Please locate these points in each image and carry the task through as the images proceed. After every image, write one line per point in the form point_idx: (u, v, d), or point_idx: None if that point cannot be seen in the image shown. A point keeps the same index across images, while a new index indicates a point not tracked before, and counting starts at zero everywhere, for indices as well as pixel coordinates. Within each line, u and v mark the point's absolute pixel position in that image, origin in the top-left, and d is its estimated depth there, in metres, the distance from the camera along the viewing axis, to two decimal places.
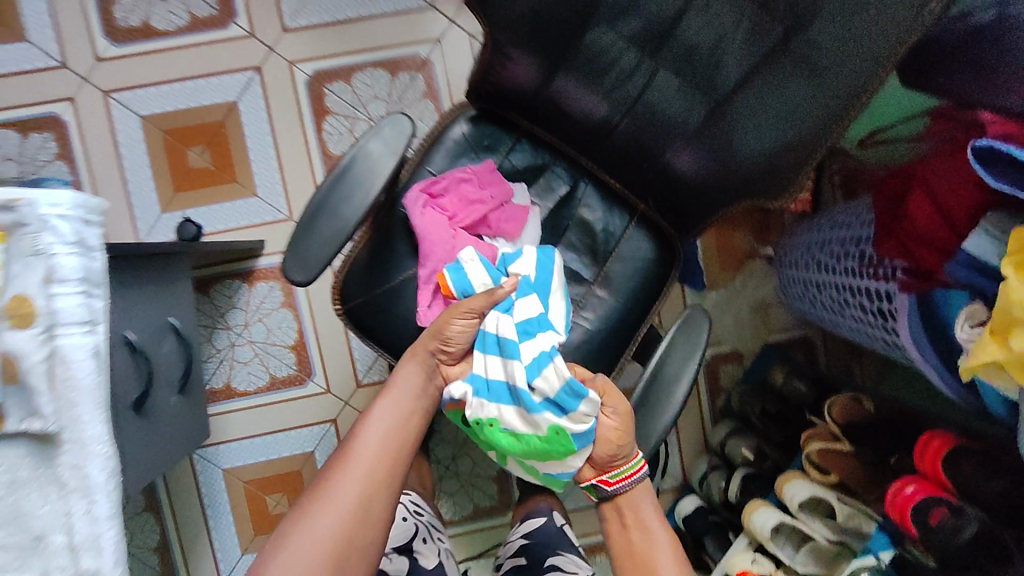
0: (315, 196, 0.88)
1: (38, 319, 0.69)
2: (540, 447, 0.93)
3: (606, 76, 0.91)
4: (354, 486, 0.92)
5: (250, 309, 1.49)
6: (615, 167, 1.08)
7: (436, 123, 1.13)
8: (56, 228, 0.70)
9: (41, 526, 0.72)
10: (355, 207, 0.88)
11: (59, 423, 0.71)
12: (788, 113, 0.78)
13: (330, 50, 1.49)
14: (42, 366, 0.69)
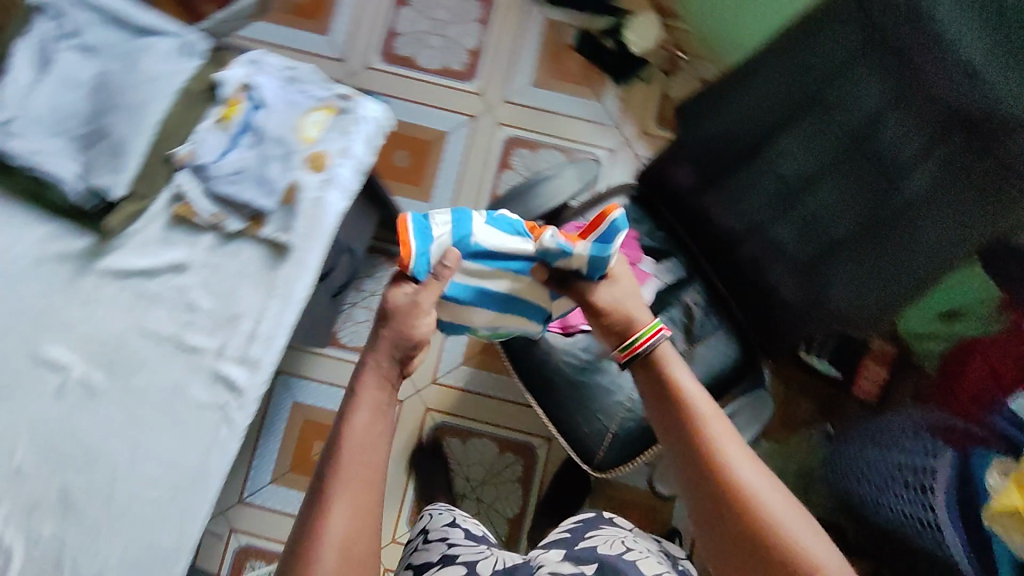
0: (504, 199, 1.18)
1: (323, 172, 1.00)
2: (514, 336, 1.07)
3: (744, 200, 1.20)
4: (355, 469, 0.78)
5: (381, 283, 1.74)
6: (731, 273, 1.34)
7: (605, 190, 1.42)
8: (362, 126, 1.03)
9: (243, 309, 0.99)
10: (541, 207, 1.18)
11: (295, 245, 0.98)
12: (885, 259, 1.06)
13: (529, 128, 1.86)
14: (309, 201, 0.98)
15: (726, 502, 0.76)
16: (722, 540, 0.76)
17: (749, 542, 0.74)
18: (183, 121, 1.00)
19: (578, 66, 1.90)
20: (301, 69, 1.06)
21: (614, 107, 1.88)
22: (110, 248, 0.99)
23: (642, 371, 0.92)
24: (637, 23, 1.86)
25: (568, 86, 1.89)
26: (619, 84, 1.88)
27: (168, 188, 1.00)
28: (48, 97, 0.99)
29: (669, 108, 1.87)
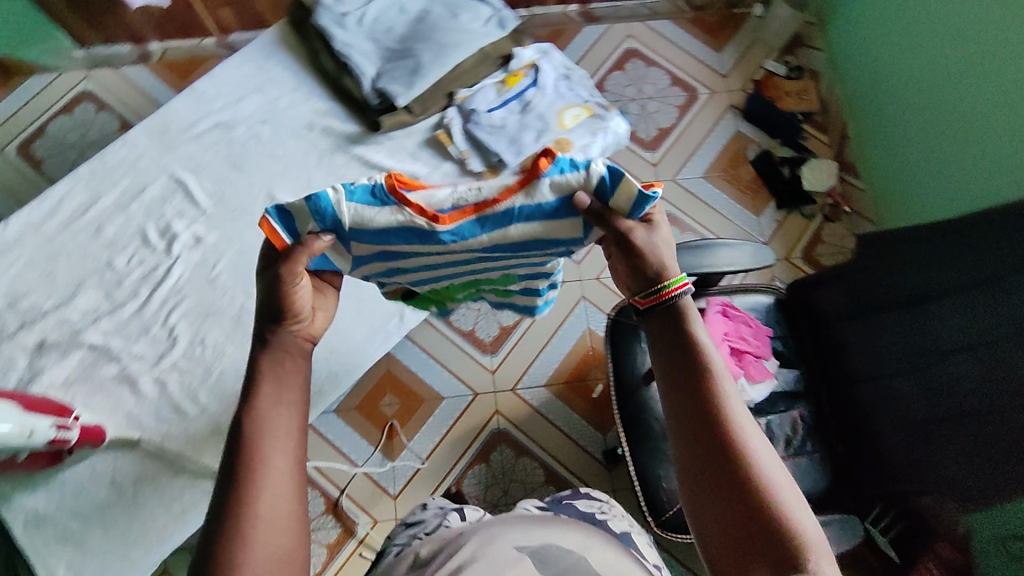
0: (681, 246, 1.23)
1: (564, 154, 1.12)
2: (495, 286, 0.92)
3: (882, 343, 1.30)
4: (281, 446, 0.63)
5: None
6: (846, 413, 1.32)
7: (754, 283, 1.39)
8: (608, 134, 1.16)
9: None
10: (719, 262, 1.20)
11: None
12: (988, 445, 1.03)
13: (686, 210, 1.97)
14: None
15: (723, 458, 0.64)
16: (712, 498, 0.64)
17: (747, 501, 0.62)
18: (471, 70, 1.18)
19: (750, 177, 2.01)
20: (578, 73, 1.22)
21: (768, 225, 1.96)
22: (368, 140, 1.15)
23: (661, 318, 0.70)
24: (812, 165, 1.99)
25: (734, 189, 2.00)
26: (780, 207, 1.97)
27: (435, 115, 1.17)
28: (376, 12, 1.19)
29: (819, 246, 1.93)
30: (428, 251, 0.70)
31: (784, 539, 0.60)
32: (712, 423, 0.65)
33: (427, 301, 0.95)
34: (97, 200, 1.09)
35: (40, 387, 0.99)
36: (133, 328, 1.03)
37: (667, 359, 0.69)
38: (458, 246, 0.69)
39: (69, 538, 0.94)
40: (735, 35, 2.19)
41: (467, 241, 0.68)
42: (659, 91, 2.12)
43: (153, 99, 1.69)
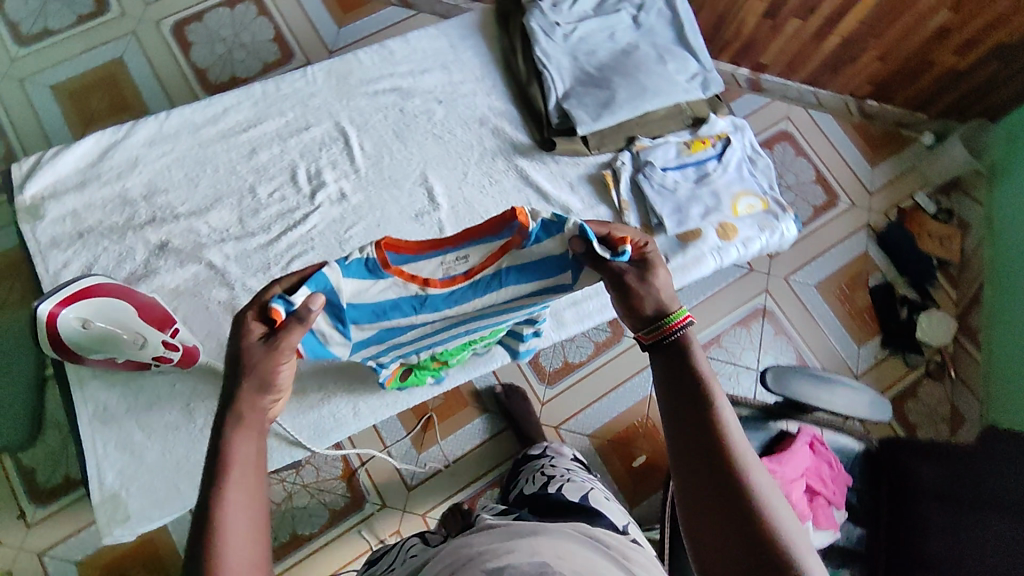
0: (799, 369, 1.13)
1: (723, 243, 1.05)
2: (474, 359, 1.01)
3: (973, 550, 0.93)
4: (249, 515, 0.54)
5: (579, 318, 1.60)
6: None
7: (842, 422, 1.23)
8: (776, 236, 1.07)
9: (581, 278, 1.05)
10: (843, 402, 1.12)
11: None
12: None
13: (787, 314, 1.88)
14: (695, 253, 1.04)
15: (726, 512, 0.53)
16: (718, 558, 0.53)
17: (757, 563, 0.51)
18: (659, 122, 1.10)
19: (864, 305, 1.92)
20: (767, 160, 1.11)
21: (864, 359, 1.88)
22: (534, 155, 1.10)
23: (664, 353, 0.63)
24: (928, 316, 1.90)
25: (843, 311, 1.91)
26: (884, 346, 1.90)
27: (608, 154, 1.10)
28: (586, 30, 1.11)
29: (910, 401, 1.85)
30: (424, 318, 0.79)
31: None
32: (714, 467, 0.55)
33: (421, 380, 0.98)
34: (259, 123, 1.07)
35: (150, 289, 0.99)
36: (253, 262, 1.02)
37: (666, 393, 0.61)
38: (455, 306, 0.79)
39: (127, 447, 0.94)
40: (892, 154, 2.08)
41: (462, 301, 0.78)
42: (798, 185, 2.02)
43: (313, 24, 1.69)
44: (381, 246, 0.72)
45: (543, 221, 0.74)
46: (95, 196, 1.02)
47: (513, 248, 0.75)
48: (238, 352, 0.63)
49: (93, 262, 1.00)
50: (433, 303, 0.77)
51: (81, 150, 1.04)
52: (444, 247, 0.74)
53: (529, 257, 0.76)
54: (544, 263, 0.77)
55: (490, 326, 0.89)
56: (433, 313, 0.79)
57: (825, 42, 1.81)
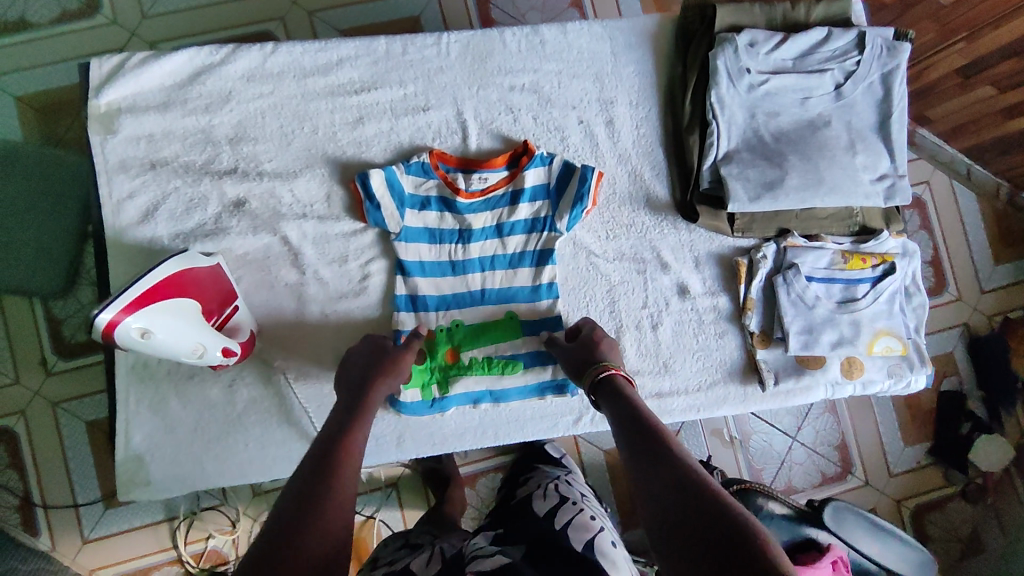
0: (862, 511, 1.14)
1: (839, 380, 0.94)
2: (502, 361, 0.91)
3: None
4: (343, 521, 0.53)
5: None
6: None
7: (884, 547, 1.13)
8: (900, 385, 0.95)
9: (677, 370, 0.94)
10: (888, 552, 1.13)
11: (764, 390, 0.94)
12: None
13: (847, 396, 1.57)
14: (805, 382, 0.93)
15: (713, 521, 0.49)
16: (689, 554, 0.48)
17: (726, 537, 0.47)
18: (823, 220, 0.94)
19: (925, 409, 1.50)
20: (922, 296, 0.96)
21: (903, 462, 1.49)
22: (668, 217, 0.95)
23: (606, 390, 0.71)
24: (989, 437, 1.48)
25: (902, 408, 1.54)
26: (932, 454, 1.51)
27: (754, 239, 0.95)
28: (780, 84, 0.91)
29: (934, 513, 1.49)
30: (456, 224, 0.91)
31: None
32: (679, 473, 0.54)
33: (424, 380, 0.89)
34: (373, 89, 0.92)
35: (216, 249, 0.88)
36: (331, 249, 0.91)
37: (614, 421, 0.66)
38: (475, 218, 0.90)
39: (158, 412, 0.87)
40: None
41: (481, 215, 0.91)
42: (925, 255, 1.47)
43: None
44: (426, 155, 0.91)
45: (540, 155, 0.92)
46: (177, 124, 0.89)
47: (522, 171, 0.91)
48: (346, 233, 0.91)
49: (161, 201, 0.89)
50: (455, 208, 0.90)
51: (172, 64, 0.89)
52: (471, 168, 0.91)
53: (529, 183, 0.91)
54: (541, 192, 0.92)
55: (502, 282, 0.92)
56: (459, 222, 0.91)
57: (1014, 122, 1.34)
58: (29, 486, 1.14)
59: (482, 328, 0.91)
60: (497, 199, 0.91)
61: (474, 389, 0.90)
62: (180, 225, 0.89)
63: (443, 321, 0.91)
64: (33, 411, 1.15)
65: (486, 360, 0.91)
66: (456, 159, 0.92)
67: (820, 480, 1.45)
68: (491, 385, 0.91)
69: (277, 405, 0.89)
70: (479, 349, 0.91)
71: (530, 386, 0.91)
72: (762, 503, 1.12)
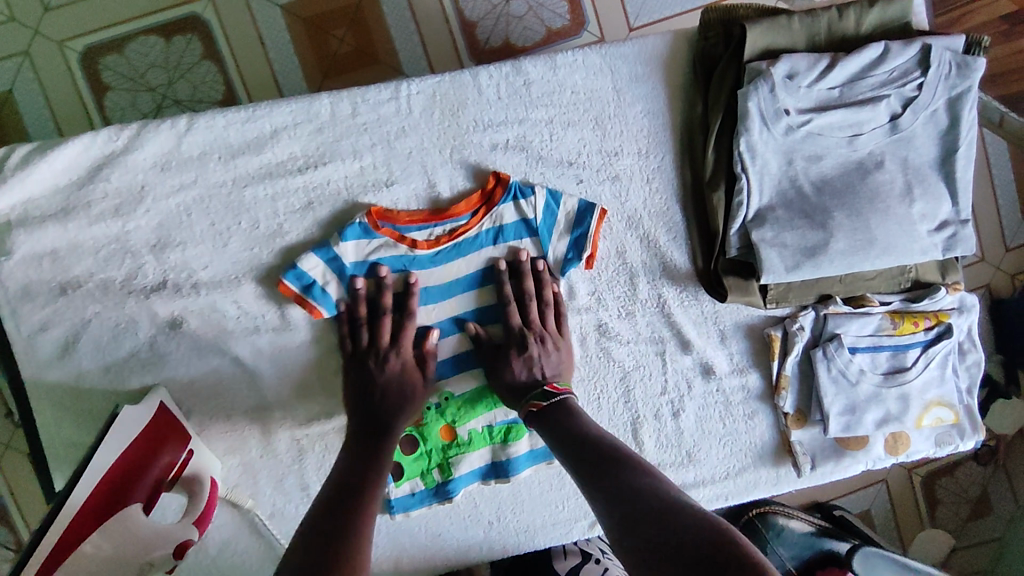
0: (888, 555, 1.03)
1: (885, 456, 0.83)
2: (501, 425, 0.82)
3: None
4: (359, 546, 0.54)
5: None
6: None
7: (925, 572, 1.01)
8: (948, 452, 0.85)
9: (701, 460, 0.84)
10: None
11: (801, 474, 0.83)
12: None
13: None
14: (847, 462, 0.83)
15: (668, 520, 0.51)
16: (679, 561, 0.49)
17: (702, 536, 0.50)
18: (870, 281, 0.80)
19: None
20: (978, 352, 0.84)
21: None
22: (688, 285, 0.81)
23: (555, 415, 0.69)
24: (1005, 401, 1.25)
25: None
26: None
27: (790, 308, 0.81)
28: (824, 124, 0.74)
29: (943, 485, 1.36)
30: (422, 283, 0.78)
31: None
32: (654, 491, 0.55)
33: (422, 467, 0.80)
34: (321, 164, 0.74)
35: (156, 382, 0.74)
36: (294, 366, 0.77)
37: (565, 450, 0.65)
38: (445, 270, 0.78)
39: None
40: None
41: (452, 264, 0.78)
42: (976, 231, 1.22)
43: None
44: (365, 215, 0.74)
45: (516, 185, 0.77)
46: (84, 233, 0.72)
47: (496, 208, 0.77)
48: (310, 342, 0.77)
49: (81, 329, 0.73)
50: (422, 264, 0.77)
51: (65, 159, 0.70)
52: (431, 223, 0.76)
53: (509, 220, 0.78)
54: (522, 227, 0.78)
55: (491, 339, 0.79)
56: (429, 279, 0.78)
57: None
58: (16, 532, 1.01)
59: (475, 396, 0.80)
60: (468, 247, 0.78)
61: (479, 463, 0.82)
62: (109, 357, 0.74)
63: (430, 397, 0.79)
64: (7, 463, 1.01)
65: (487, 429, 0.81)
66: (404, 216, 0.76)
67: None
68: (494, 455, 0.82)
69: (256, 551, 0.78)
70: (477, 419, 0.81)
71: (538, 450, 0.82)
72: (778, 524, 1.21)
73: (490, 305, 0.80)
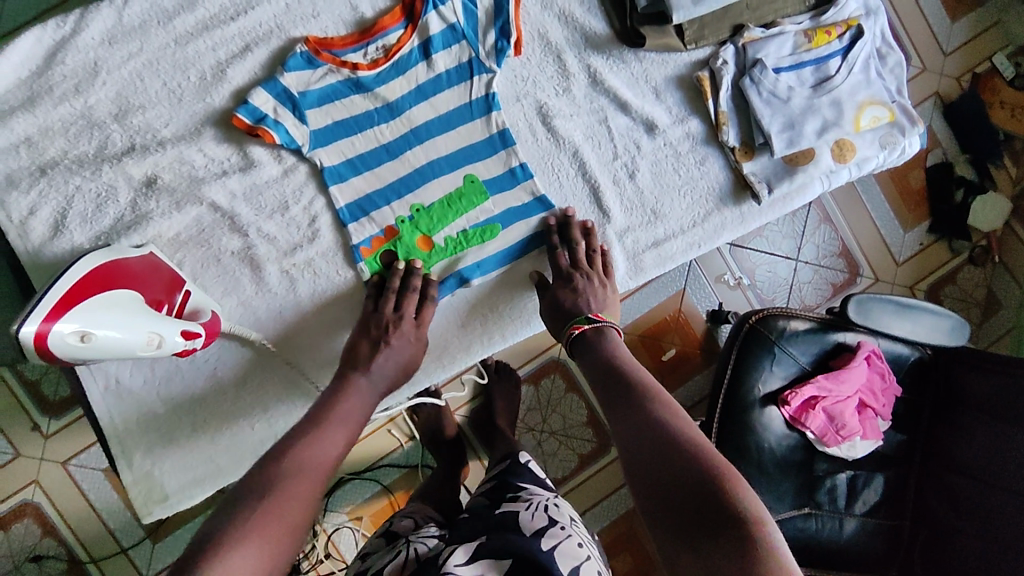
0: (885, 296, 1.05)
1: (836, 167, 0.88)
2: (476, 228, 0.85)
3: None
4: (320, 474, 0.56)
5: (695, 273, 1.29)
6: None
7: (922, 303, 1.06)
8: (896, 154, 0.90)
9: (667, 213, 0.89)
10: (909, 326, 1.05)
11: (761, 203, 0.88)
12: None
13: (855, 217, 1.32)
14: (801, 183, 0.88)
15: (672, 467, 0.52)
16: (675, 500, 0.50)
17: (702, 487, 0.50)
18: (775, 4, 0.85)
19: (916, 186, 1.33)
20: (897, 56, 0.89)
21: (907, 247, 1.33)
22: (610, 51, 0.87)
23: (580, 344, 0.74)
24: (983, 198, 1.32)
25: (894, 194, 1.32)
26: (933, 232, 1.33)
27: (709, 48, 0.87)
28: None
29: (947, 292, 1.33)
30: (367, 106, 0.83)
31: (745, 541, 0.46)
32: (667, 429, 0.56)
33: None
34: (250, 10, 0.81)
35: (143, 239, 0.79)
36: (268, 200, 0.83)
37: (596, 372, 0.68)
38: (387, 90, 0.83)
39: (150, 422, 0.80)
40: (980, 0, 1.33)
41: (394, 83, 0.83)
42: (899, 23, 1.28)
43: None
44: (304, 44, 0.81)
45: None
46: (49, 117, 0.78)
47: (420, 20, 0.82)
48: (278, 174, 0.83)
49: (67, 206, 0.79)
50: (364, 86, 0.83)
51: (19, 52, 0.77)
52: (364, 43, 0.82)
53: (434, 30, 0.83)
54: (447, 34, 0.83)
55: (447, 147, 0.85)
56: (374, 100, 0.83)
57: None
58: (63, 534, 1.10)
59: (445, 204, 0.85)
60: (403, 65, 0.83)
61: (462, 267, 0.85)
62: (98, 226, 0.79)
63: (401, 211, 0.84)
64: (45, 476, 1.10)
65: (461, 235, 0.85)
66: (338, 42, 0.82)
67: (830, 294, 1.31)
68: (476, 256, 0.85)
69: (274, 379, 0.83)
70: (450, 227, 0.85)
71: (512, 247, 0.86)
72: (784, 325, 1.05)
73: (435, 117, 0.84)
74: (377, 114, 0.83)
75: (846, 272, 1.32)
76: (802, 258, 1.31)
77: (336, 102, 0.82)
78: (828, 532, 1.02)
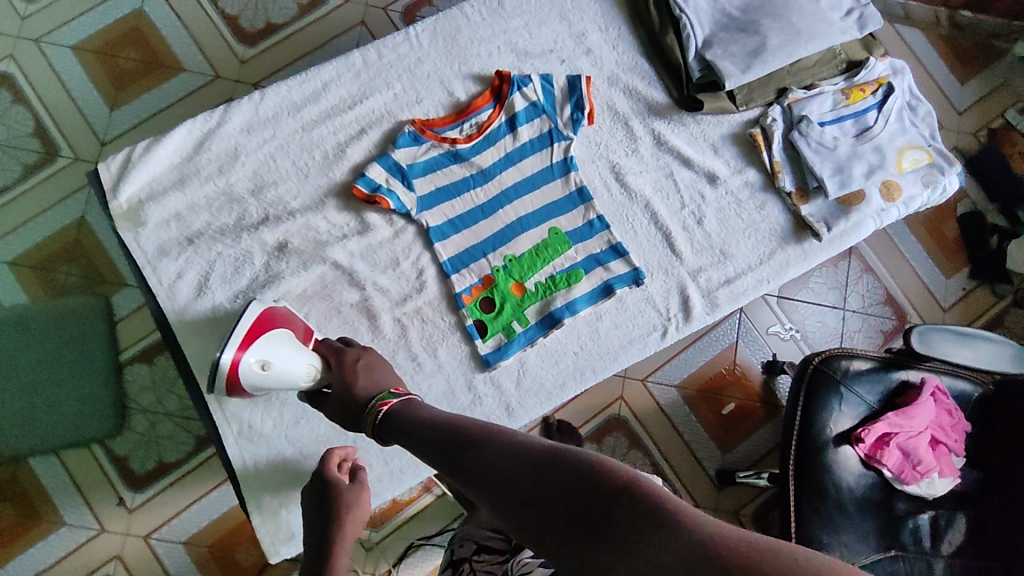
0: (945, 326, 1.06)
1: (886, 204, 0.97)
2: (563, 278, 0.95)
3: None
4: None
5: (747, 326, 1.33)
6: None
7: (978, 329, 1.07)
8: (938, 191, 0.99)
9: (734, 253, 0.98)
10: (973, 352, 1.05)
11: (821, 240, 0.97)
12: None
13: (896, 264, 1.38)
14: (853, 221, 0.97)
15: (529, 478, 0.45)
16: (554, 513, 0.43)
17: (564, 477, 0.44)
18: (812, 69, 0.98)
19: (952, 235, 1.40)
20: (925, 106, 1.01)
21: (951, 292, 1.38)
22: (671, 116, 1.00)
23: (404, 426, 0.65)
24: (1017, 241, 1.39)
25: (931, 242, 1.40)
26: (975, 275, 1.39)
27: (758, 108, 0.99)
28: None
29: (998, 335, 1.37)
30: (463, 173, 0.95)
31: (630, 499, 0.40)
32: (506, 450, 0.49)
33: (503, 322, 0.94)
34: (364, 100, 0.95)
35: (275, 296, 0.90)
36: (381, 258, 0.93)
37: (432, 447, 0.58)
38: (480, 159, 0.95)
39: (279, 463, 0.88)
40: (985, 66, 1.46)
41: (486, 153, 0.95)
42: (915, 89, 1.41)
43: None
44: (411, 125, 0.94)
45: (517, 79, 0.96)
46: (198, 194, 0.91)
47: (507, 99, 0.96)
48: (388, 235, 0.94)
49: (210, 269, 0.90)
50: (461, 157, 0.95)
51: (174, 142, 0.91)
52: (460, 121, 0.95)
53: (518, 106, 0.96)
54: (531, 108, 0.96)
55: (534, 204, 0.96)
56: (469, 168, 0.95)
57: None
58: None
59: (534, 254, 0.95)
60: (493, 138, 0.95)
61: (551, 310, 0.94)
62: (235, 286, 0.90)
63: (497, 262, 0.94)
64: (128, 551, 1.10)
65: (550, 280, 0.95)
66: (439, 122, 0.95)
67: (882, 341, 1.35)
68: (564, 299, 0.94)
69: None
70: (539, 273, 0.95)
71: (593, 291, 0.95)
72: (846, 364, 1.07)
73: (522, 179, 0.96)
74: (472, 180, 0.95)
75: (895, 319, 1.37)
76: (848, 307, 1.36)
77: (438, 172, 0.94)
78: (917, 574, 1.01)
